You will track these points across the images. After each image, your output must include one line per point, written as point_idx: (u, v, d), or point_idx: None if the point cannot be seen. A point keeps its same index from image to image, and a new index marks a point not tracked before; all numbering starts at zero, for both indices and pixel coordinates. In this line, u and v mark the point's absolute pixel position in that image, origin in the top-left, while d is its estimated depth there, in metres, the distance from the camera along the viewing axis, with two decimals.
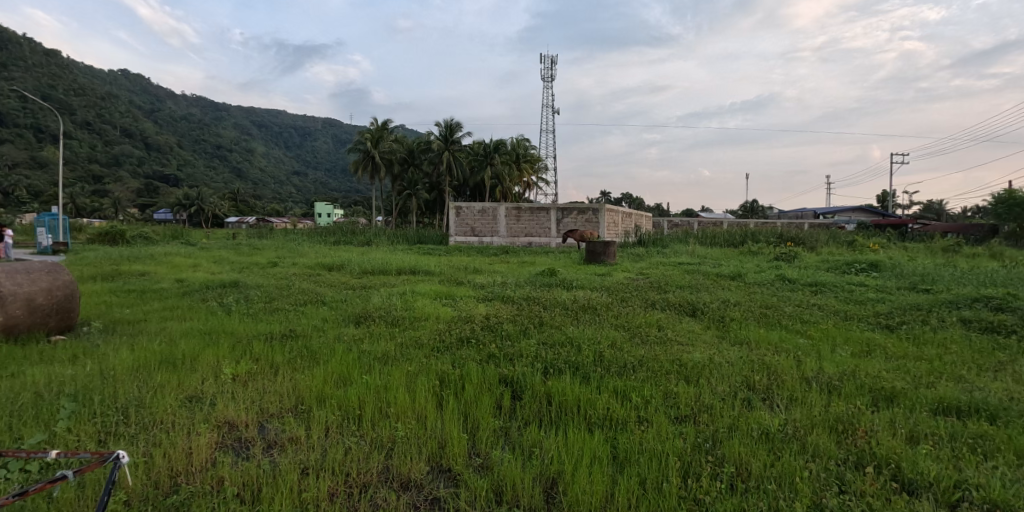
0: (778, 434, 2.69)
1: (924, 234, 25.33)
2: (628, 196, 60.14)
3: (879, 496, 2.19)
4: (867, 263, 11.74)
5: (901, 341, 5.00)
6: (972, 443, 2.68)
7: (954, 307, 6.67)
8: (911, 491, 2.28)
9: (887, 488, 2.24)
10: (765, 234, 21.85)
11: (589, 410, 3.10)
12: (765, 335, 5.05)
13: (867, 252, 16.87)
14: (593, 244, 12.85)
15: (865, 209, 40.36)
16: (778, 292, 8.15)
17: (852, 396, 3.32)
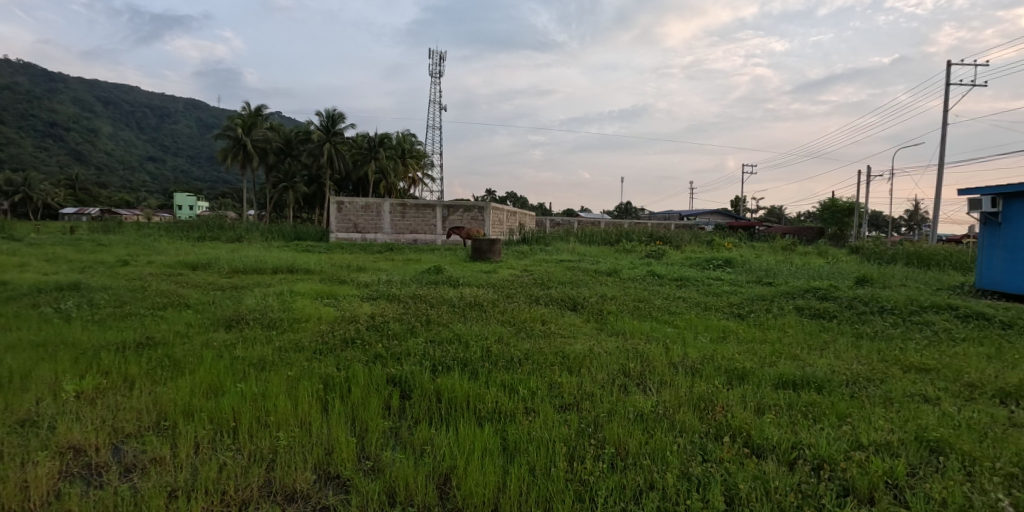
0: (651, 414, 2.95)
1: (766, 235, 29.05)
2: (514, 194, 61.52)
3: (734, 460, 2.49)
4: (722, 259, 13.19)
5: (749, 327, 5.72)
6: (805, 410, 3.15)
7: (790, 297, 7.75)
8: (760, 454, 2.63)
9: (741, 453, 2.56)
10: (638, 233, 23.61)
11: (479, 405, 3.16)
12: (637, 325, 5.49)
13: (721, 250, 18.84)
14: (479, 241, 13.00)
15: (722, 212, 45.35)
16: (649, 287, 8.89)
17: (711, 376, 3.74)
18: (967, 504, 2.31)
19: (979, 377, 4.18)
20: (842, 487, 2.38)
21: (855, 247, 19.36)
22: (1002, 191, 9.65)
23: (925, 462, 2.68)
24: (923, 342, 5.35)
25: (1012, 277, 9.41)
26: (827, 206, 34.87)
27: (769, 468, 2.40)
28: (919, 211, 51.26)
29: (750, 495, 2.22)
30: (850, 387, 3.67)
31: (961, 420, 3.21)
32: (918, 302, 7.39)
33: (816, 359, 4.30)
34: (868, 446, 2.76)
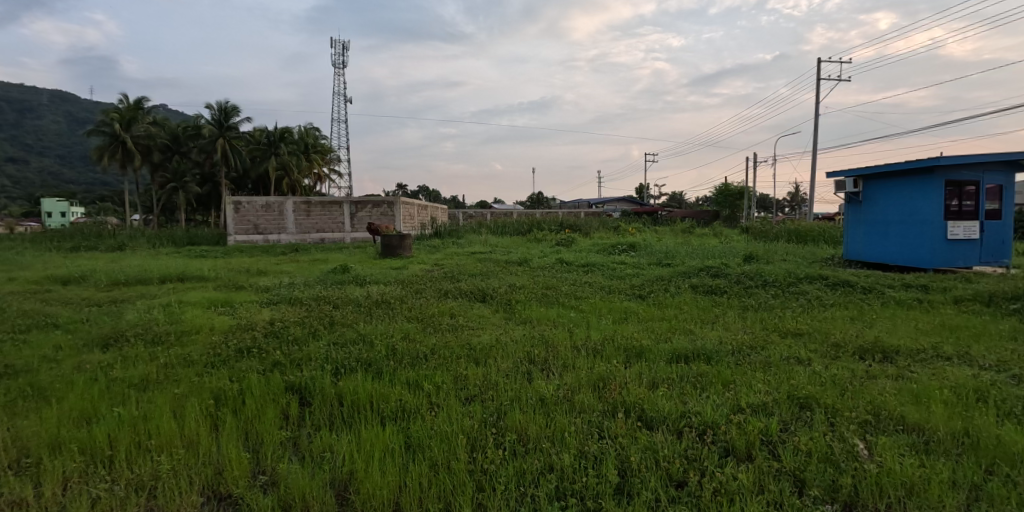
0: (552, 398, 3.03)
1: (668, 219, 30.87)
2: (427, 187, 60.68)
3: (628, 434, 2.63)
4: (627, 244, 13.85)
5: (649, 306, 6.05)
6: (693, 381, 3.39)
7: (687, 276, 8.29)
8: (653, 426, 2.79)
9: (633, 427, 2.70)
10: (549, 222, 24.14)
11: (382, 405, 3.07)
12: (544, 312, 5.62)
13: (627, 235, 19.82)
14: (389, 237, 12.69)
15: (628, 199, 47.53)
16: (557, 274, 9.15)
17: (611, 356, 3.91)
18: (829, 452, 2.61)
19: (842, 337, 4.71)
20: (724, 448, 2.59)
21: (744, 227, 21.10)
22: (861, 172, 10.86)
23: (796, 418, 2.98)
24: (798, 310, 5.94)
25: (873, 248, 10.68)
26: (721, 191, 37.62)
27: (659, 439, 2.55)
28: (797, 193, 56.72)
29: (641, 465, 2.36)
30: (735, 355, 3.99)
31: (826, 377, 3.61)
32: (796, 274, 8.19)
33: (707, 332, 4.63)
34: (746, 408, 3.01)
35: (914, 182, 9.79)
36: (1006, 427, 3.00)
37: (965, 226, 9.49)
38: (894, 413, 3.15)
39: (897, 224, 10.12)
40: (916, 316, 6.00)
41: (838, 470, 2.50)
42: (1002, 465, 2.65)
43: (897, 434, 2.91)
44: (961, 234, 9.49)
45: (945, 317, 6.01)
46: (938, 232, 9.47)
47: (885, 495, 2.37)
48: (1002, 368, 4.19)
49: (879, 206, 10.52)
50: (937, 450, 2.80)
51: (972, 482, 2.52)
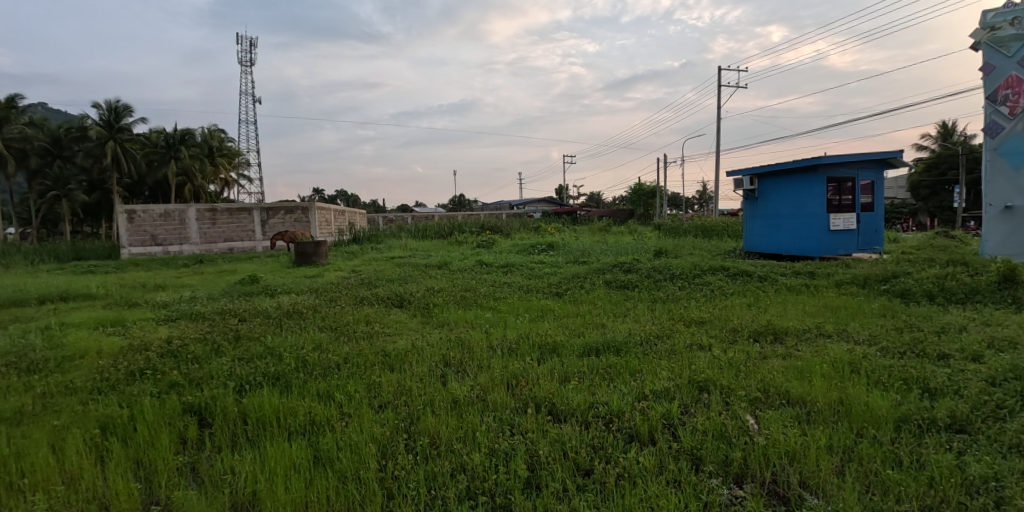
0: (466, 399, 3.22)
1: (586, 218, 31.89)
2: (344, 191, 58.75)
3: (537, 428, 2.87)
4: (546, 244, 14.16)
5: (564, 304, 6.25)
6: (602, 372, 3.64)
7: (601, 273, 8.62)
8: (562, 418, 3.03)
9: (542, 420, 2.94)
10: (471, 224, 24.18)
11: (290, 420, 2.97)
12: (462, 315, 5.67)
13: (547, 235, 20.28)
14: (303, 245, 12.15)
15: (548, 200, 48.60)
16: (476, 276, 9.20)
17: (525, 353, 4.11)
18: (722, 430, 2.85)
19: (739, 323, 5.12)
20: (628, 434, 2.85)
21: (656, 224, 22.24)
22: (756, 171, 11.80)
23: (695, 400, 3.23)
24: (701, 300, 6.37)
25: (769, 240, 11.64)
26: (635, 190, 39.40)
27: (566, 430, 2.81)
28: (704, 191, 60.61)
29: (550, 457, 2.58)
30: (643, 345, 4.23)
31: (724, 360, 3.90)
32: (701, 267, 8.75)
33: (618, 325, 4.88)
34: (649, 395, 3.25)
35: (800, 179, 10.77)
36: (873, 394, 3.40)
37: (845, 218, 10.55)
38: (781, 388, 3.47)
39: (789, 217, 11.08)
40: (803, 300, 6.62)
41: (730, 445, 2.74)
42: (869, 429, 2.99)
43: (783, 407, 3.21)
44: (842, 225, 10.53)
45: (827, 299, 6.68)
46: (823, 223, 10.47)
47: (771, 464, 2.60)
48: (873, 342, 4.74)
49: (772, 202, 11.49)
50: (817, 419, 3.11)
51: (845, 445, 2.82)
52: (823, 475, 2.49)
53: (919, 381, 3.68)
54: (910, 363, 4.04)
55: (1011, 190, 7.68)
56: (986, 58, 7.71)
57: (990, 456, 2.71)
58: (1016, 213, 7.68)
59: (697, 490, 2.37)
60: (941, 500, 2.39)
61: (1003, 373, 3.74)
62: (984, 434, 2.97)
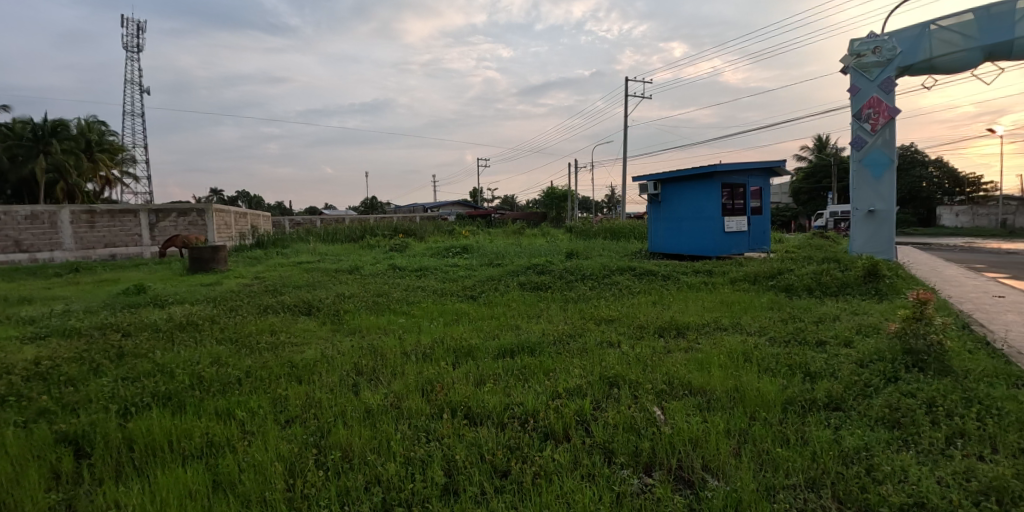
0: (379, 408, 3.17)
1: (501, 221, 32.28)
2: (245, 192, 55.05)
3: (453, 433, 2.87)
4: (460, 247, 14.13)
5: (478, 306, 6.30)
6: (517, 373, 3.74)
7: (515, 275, 8.77)
8: (479, 421, 3.07)
9: (459, 425, 2.96)
10: (384, 226, 23.62)
11: (185, 442, 2.76)
12: (374, 321, 5.56)
13: (462, 238, 20.28)
14: (199, 250, 11.23)
15: (463, 203, 48.59)
16: (389, 280, 9.00)
17: (439, 358, 4.13)
18: (632, 422, 3.01)
19: (646, 319, 5.42)
20: (544, 432, 2.93)
21: (567, 226, 22.93)
22: (659, 177, 12.53)
23: (606, 396, 3.38)
24: (610, 298, 6.68)
25: (672, 241, 12.40)
26: (547, 193, 40.35)
27: (482, 434, 2.83)
28: (612, 196, 63.48)
29: (467, 462, 2.58)
30: (556, 345, 4.40)
31: (632, 355, 4.12)
32: (610, 267, 9.16)
33: (532, 326, 5.03)
34: (562, 393, 3.38)
35: (698, 185, 11.59)
36: (764, 380, 3.72)
37: (738, 220, 11.48)
38: (684, 380, 3.71)
39: (689, 220, 11.88)
40: (701, 296, 7.14)
41: (640, 435, 2.90)
42: (761, 412, 3.28)
43: (686, 397, 3.43)
44: (735, 227, 11.46)
45: (721, 295, 7.26)
46: (719, 225, 11.35)
47: (676, 450, 2.78)
48: (762, 332, 5.21)
49: (673, 206, 12.27)
50: (716, 405, 3.36)
51: (740, 428, 3.08)
52: (723, 458, 2.69)
53: (801, 366, 4.09)
54: (792, 351, 4.49)
55: (873, 196, 8.75)
56: (853, 80, 8.64)
57: (858, 429, 3.08)
58: (878, 217, 8.79)
59: (610, 482, 2.48)
60: (823, 472, 2.67)
61: (869, 355, 4.27)
62: (854, 410, 3.36)
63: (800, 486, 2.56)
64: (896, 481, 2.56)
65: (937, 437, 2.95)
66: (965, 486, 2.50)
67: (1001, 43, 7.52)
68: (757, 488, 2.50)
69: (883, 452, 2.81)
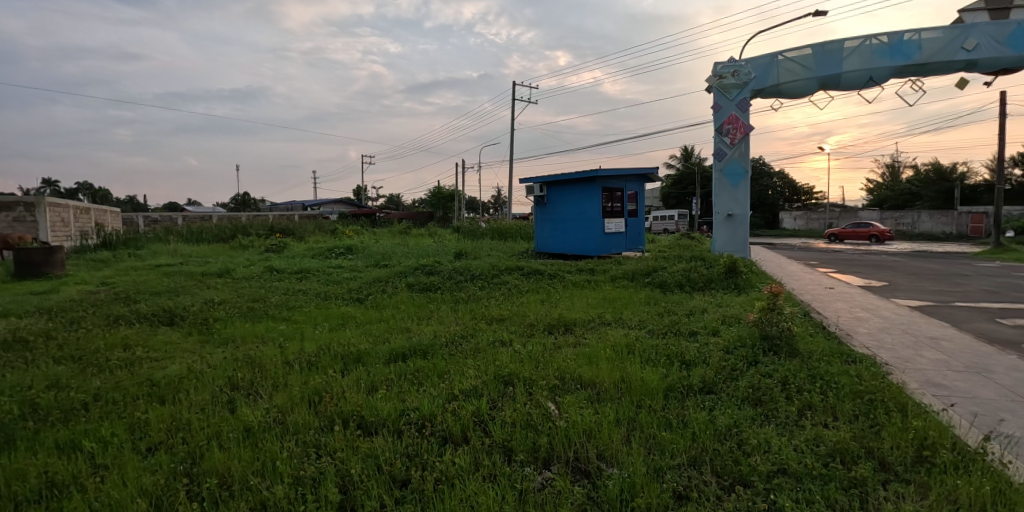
0: (261, 425, 2.92)
1: (386, 221, 31.39)
2: (85, 184, 47.81)
3: (346, 445, 2.73)
4: (345, 247, 13.50)
5: (366, 309, 6.07)
6: (411, 377, 3.66)
7: (403, 276, 8.56)
8: (373, 431, 2.95)
9: (352, 436, 2.81)
10: (258, 225, 21.83)
11: (16, 485, 2.32)
12: (251, 329, 5.11)
13: (345, 238, 19.39)
14: (27, 252, 9.54)
15: (346, 201, 46.51)
16: (266, 283, 8.33)
17: (326, 367, 3.91)
18: (528, 419, 3.06)
19: (535, 317, 5.57)
20: (442, 436, 2.88)
21: (455, 226, 22.90)
22: (545, 179, 12.96)
23: (502, 395, 3.42)
24: (500, 298, 6.78)
25: (557, 241, 12.90)
26: (434, 193, 40.04)
27: (378, 444, 2.72)
28: (499, 197, 64.61)
29: (363, 475, 2.46)
30: (448, 347, 4.38)
31: (524, 353, 4.22)
32: (499, 267, 9.28)
33: (424, 329, 4.97)
34: (459, 395, 3.36)
35: (581, 188, 12.17)
36: (646, 370, 3.98)
37: (617, 222, 12.24)
38: (574, 374, 3.86)
39: (573, 221, 12.44)
40: (585, 294, 7.50)
41: (536, 431, 2.96)
42: (645, 400, 3.50)
43: (577, 391, 3.58)
44: (614, 228, 12.22)
45: (603, 292, 7.69)
46: (599, 227, 12.02)
47: (572, 443, 2.87)
48: (641, 325, 5.60)
49: (558, 207, 12.77)
50: (606, 397, 3.54)
51: (628, 416, 3.26)
52: (615, 446, 2.82)
53: (677, 355, 4.45)
54: (668, 341, 4.89)
55: (731, 202, 9.82)
56: (716, 99, 9.69)
57: (727, 409, 3.42)
58: (735, 220, 9.89)
59: (511, 480, 2.50)
60: (702, 450, 2.91)
61: (732, 343, 4.77)
62: (723, 392, 3.72)
63: (684, 465, 2.77)
64: (762, 451, 2.87)
65: (791, 410, 3.37)
66: (817, 450, 2.86)
67: (831, 76, 8.79)
68: (647, 471, 2.67)
69: (750, 427, 3.14)
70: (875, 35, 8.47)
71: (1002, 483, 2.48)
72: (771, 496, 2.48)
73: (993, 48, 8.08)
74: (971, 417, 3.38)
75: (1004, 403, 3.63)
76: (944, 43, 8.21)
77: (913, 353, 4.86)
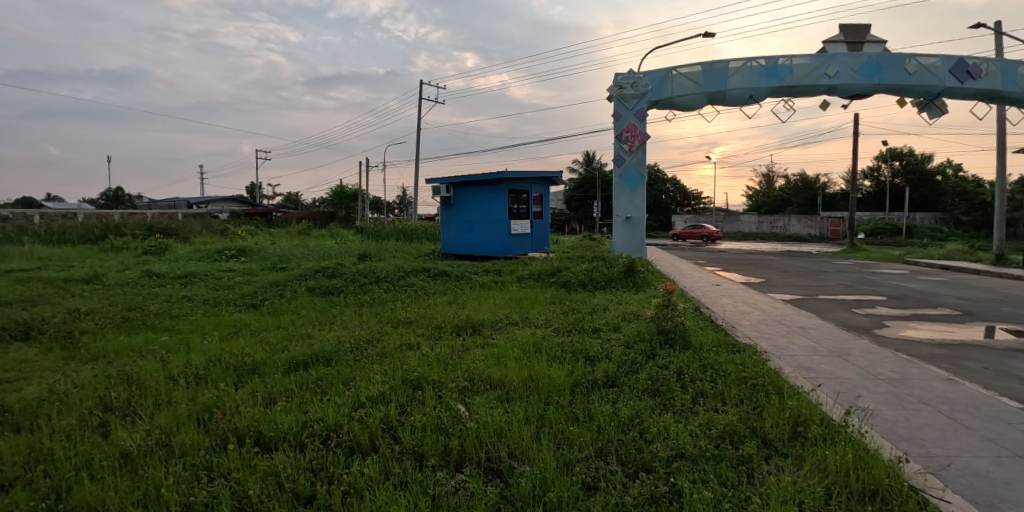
0: (143, 450, 2.66)
1: (283, 221, 29.62)
2: None
3: (243, 465, 2.55)
4: (237, 249, 12.56)
5: (262, 315, 5.72)
6: (313, 387, 3.51)
7: (303, 279, 8.14)
8: (273, 446, 2.78)
9: (249, 454, 2.64)
10: (133, 224, 19.66)
11: None
12: (125, 341, 4.61)
13: (236, 239, 18.04)
14: None
15: (238, 200, 43.23)
16: (144, 290, 7.53)
17: (217, 380, 3.63)
18: (439, 422, 3.05)
19: (442, 319, 5.55)
20: (350, 447, 2.78)
21: (358, 227, 22.13)
22: (451, 180, 12.90)
23: (411, 400, 3.38)
24: (407, 300, 6.66)
25: (464, 243, 12.91)
26: (336, 192, 38.45)
27: (279, 460, 2.57)
28: (406, 197, 63.41)
29: (263, 495, 2.32)
30: (353, 353, 4.24)
31: (432, 356, 4.19)
32: (405, 269, 9.12)
33: (326, 335, 4.77)
34: (366, 402, 3.27)
35: (487, 190, 12.27)
36: (553, 367, 4.12)
37: (522, 224, 12.49)
38: (483, 375, 3.90)
39: (480, 222, 12.51)
40: (492, 294, 7.59)
41: (447, 434, 2.96)
42: (552, 397, 3.62)
43: (487, 391, 3.62)
44: (520, 230, 12.47)
45: (510, 292, 7.84)
46: (505, 228, 12.20)
47: (484, 444, 2.90)
48: (547, 324, 5.78)
49: (465, 209, 12.78)
50: (515, 395, 3.61)
51: (537, 413, 3.35)
52: (525, 443, 2.89)
53: (582, 351, 4.64)
54: (573, 339, 5.09)
55: (629, 205, 10.38)
56: (616, 108, 10.10)
57: (627, 400, 3.63)
58: (633, 222, 10.49)
59: (423, 486, 2.47)
60: (606, 440, 3.06)
61: (632, 338, 5.06)
62: (624, 384, 3.94)
63: (591, 457, 2.90)
64: (661, 438, 3.08)
65: (685, 398, 3.66)
66: (709, 434, 3.12)
67: (718, 93, 9.62)
68: (556, 465, 2.76)
69: (650, 417, 3.35)
70: (755, 58, 9.41)
71: (861, 450, 2.85)
72: (670, 479, 2.66)
73: (849, 76, 9.29)
74: (835, 395, 3.87)
75: (859, 381, 4.20)
76: (810, 69, 9.31)
77: (787, 340, 5.46)
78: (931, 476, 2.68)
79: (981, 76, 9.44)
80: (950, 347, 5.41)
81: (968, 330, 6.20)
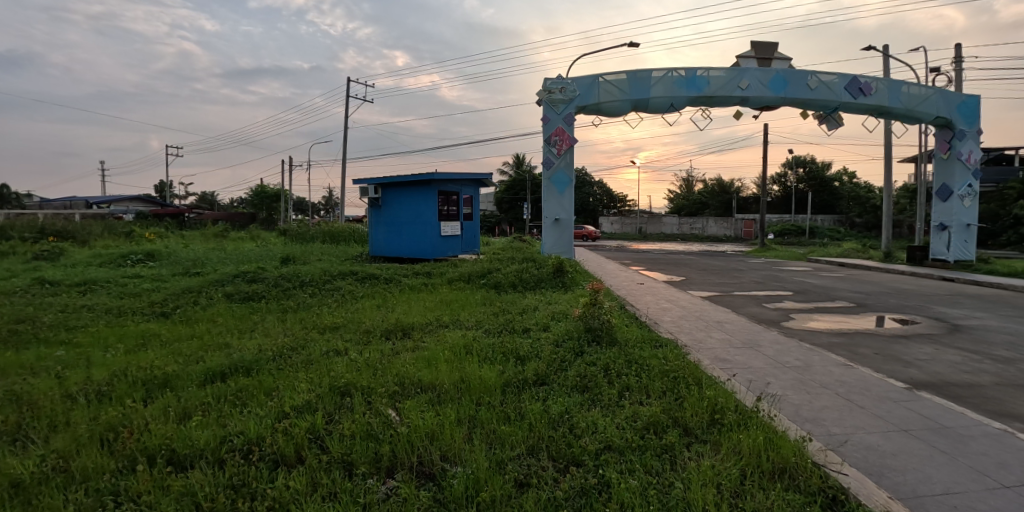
0: (36, 478, 2.44)
1: (197, 222, 27.73)
2: None
3: (154, 485, 2.40)
4: (143, 253, 11.64)
5: (173, 324, 5.36)
6: (233, 398, 3.34)
7: (219, 285, 7.69)
8: (187, 465, 2.63)
9: (161, 474, 2.49)
10: (19, 226, 17.68)
11: None
12: (12, 358, 4.17)
13: (142, 243, 16.69)
14: None
15: (145, 199, 39.98)
16: (34, 299, 6.82)
17: (123, 396, 3.37)
18: (369, 428, 3.01)
19: (371, 323, 5.44)
20: (274, 460, 2.68)
21: (281, 229, 21.14)
22: (380, 181, 12.64)
23: (338, 407, 3.30)
24: (333, 305, 6.47)
25: (393, 245, 12.69)
26: (257, 192, 36.50)
27: (196, 478, 2.44)
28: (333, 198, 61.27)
29: None
30: (275, 361, 4.07)
31: (360, 362, 4.10)
32: (331, 272, 8.85)
33: (245, 343, 4.54)
34: (290, 411, 3.16)
35: (417, 191, 12.12)
36: (483, 369, 4.16)
37: (453, 225, 12.45)
38: (413, 379, 3.87)
39: (409, 224, 12.35)
40: (423, 297, 7.52)
41: (377, 440, 2.92)
42: (483, 397, 3.66)
43: (418, 395, 3.61)
44: (451, 231, 12.42)
45: (441, 294, 7.81)
46: (435, 230, 12.12)
47: (415, 448, 2.88)
48: (478, 325, 5.81)
49: (394, 210, 12.56)
50: (446, 398, 3.61)
51: (468, 415, 3.38)
52: (457, 445, 2.91)
53: (512, 351, 4.71)
54: (504, 339, 5.15)
55: (558, 207, 10.63)
56: (545, 111, 10.28)
57: (557, 397, 3.73)
58: (561, 224, 10.75)
59: (353, 495, 2.43)
60: (537, 438, 3.14)
61: (561, 337, 5.20)
62: (554, 382, 4.05)
63: (523, 455, 2.96)
64: (589, 433, 3.20)
65: (612, 393, 3.81)
66: (635, 425, 3.28)
67: (641, 100, 10.08)
68: (489, 464, 2.80)
69: (578, 412, 3.47)
70: (676, 69, 9.95)
71: (770, 432, 3.10)
72: (599, 471, 2.78)
73: (759, 88, 10.02)
74: (747, 383, 4.18)
75: (769, 369, 4.56)
76: (725, 80, 9.97)
77: (705, 334, 5.84)
78: (831, 453, 2.97)
79: (871, 92, 10.51)
80: (845, 336, 5.99)
81: (861, 320, 6.89)
